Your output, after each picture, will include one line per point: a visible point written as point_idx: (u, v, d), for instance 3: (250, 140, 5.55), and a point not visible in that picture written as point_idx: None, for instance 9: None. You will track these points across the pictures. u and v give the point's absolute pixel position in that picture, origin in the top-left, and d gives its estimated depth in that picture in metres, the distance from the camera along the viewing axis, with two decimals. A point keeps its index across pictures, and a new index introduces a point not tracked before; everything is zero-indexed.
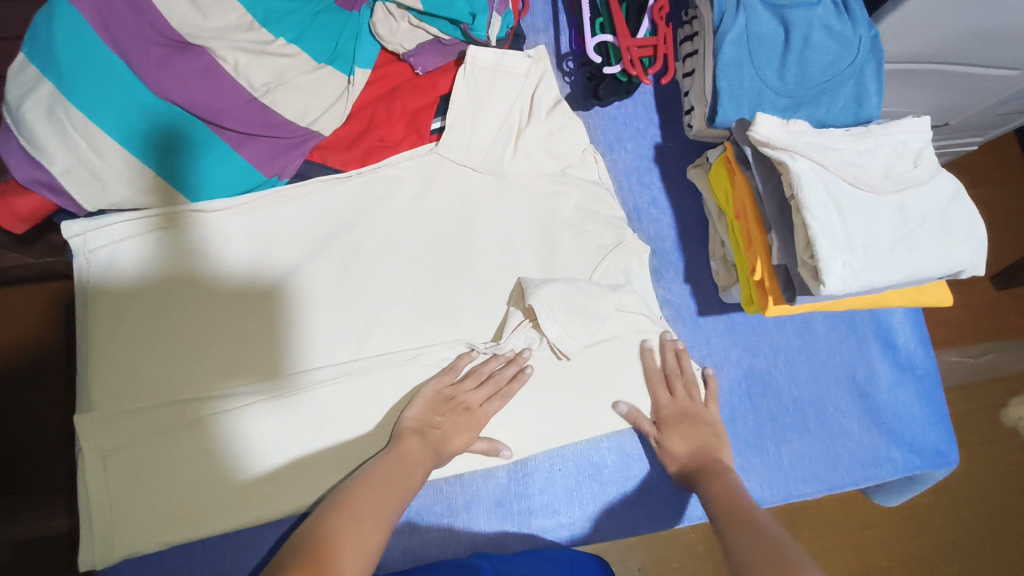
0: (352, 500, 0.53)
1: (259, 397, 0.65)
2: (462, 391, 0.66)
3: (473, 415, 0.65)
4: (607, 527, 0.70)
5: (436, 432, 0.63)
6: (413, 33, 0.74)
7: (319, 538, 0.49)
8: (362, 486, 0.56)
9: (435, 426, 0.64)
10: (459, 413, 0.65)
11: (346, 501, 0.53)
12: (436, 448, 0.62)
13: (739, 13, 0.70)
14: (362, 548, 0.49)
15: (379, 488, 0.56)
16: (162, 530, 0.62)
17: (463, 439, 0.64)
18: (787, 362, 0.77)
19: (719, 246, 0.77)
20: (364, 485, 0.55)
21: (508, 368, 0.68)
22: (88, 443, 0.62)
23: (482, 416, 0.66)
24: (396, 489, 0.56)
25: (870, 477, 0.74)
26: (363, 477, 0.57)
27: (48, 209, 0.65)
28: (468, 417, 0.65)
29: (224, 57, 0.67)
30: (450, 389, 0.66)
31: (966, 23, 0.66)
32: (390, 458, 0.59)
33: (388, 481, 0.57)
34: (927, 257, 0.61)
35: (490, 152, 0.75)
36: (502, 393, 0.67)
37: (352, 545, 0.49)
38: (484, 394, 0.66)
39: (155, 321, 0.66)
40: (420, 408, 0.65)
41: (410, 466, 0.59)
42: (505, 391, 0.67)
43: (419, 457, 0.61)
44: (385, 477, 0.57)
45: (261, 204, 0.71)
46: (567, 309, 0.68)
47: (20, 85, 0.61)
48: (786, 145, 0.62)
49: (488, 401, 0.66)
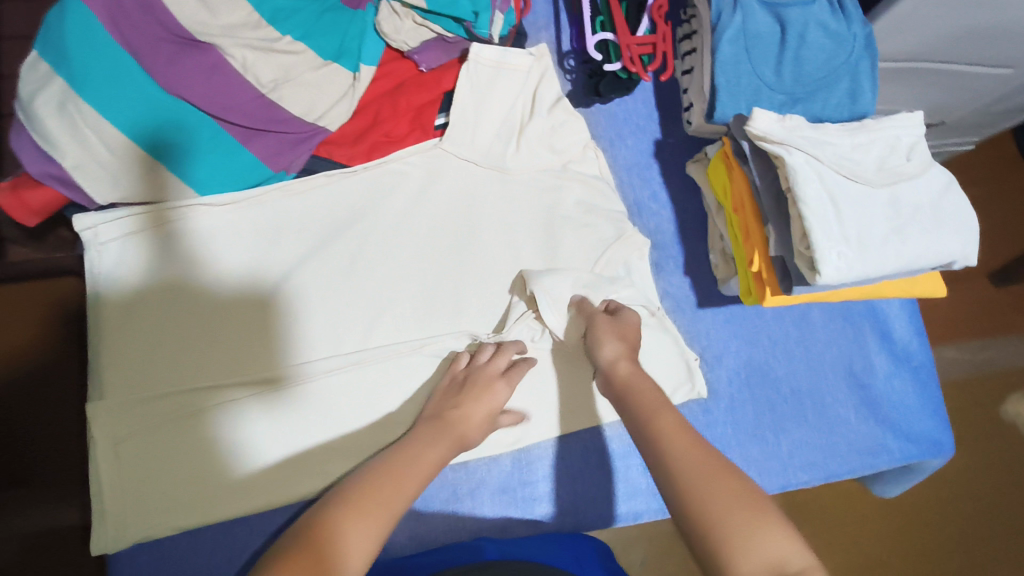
0: (362, 485, 0.54)
1: (267, 387, 0.66)
2: (476, 368, 0.66)
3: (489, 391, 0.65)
4: (609, 514, 0.71)
5: (453, 413, 0.63)
6: (418, 30, 0.76)
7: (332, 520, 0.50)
8: (373, 470, 0.56)
9: (451, 408, 0.64)
10: (475, 388, 0.65)
11: (355, 483, 0.55)
12: (455, 439, 0.62)
13: (736, 11, 0.71)
14: (369, 526, 0.51)
15: (391, 472, 0.56)
16: (171, 517, 0.63)
17: (479, 420, 0.64)
18: (785, 354, 0.78)
19: (719, 240, 0.78)
20: (378, 470, 0.56)
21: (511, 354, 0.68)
22: (100, 431, 0.63)
23: (504, 385, 0.66)
24: (409, 467, 0.57)
25: (866, 467, 0.76)
26: (377, 464, 0.57)
27: (60, 203, 0.66)
28: (487, 390, 0.65)
29: (231, 54, 0.68)
30: (464, 372, 0.67)
31: (960, 21, 0.68)
32: (406, 445, 0.60)
33: (402, 464, 0.57)
34: (919, 248, 0.62)
35: (492, 147, 0.77)
36: (510, 378, 0.66)
37: (362, 525, 0.51)
38: (502, 364, 0.67)
39: (165, 312, 0.67)
40: (440, 397, 0.65)
41: (427, 450, 0.59)
42: (518, 364, 0.68)
43: (433, 440, 0.60)
44: (395, 461, 0.57)
45: (267, 198, 0.72)
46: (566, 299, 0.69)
47: (32, 82, 0.62)
48: (782, 139, 0.64)
49: (509, 371, 0.67)
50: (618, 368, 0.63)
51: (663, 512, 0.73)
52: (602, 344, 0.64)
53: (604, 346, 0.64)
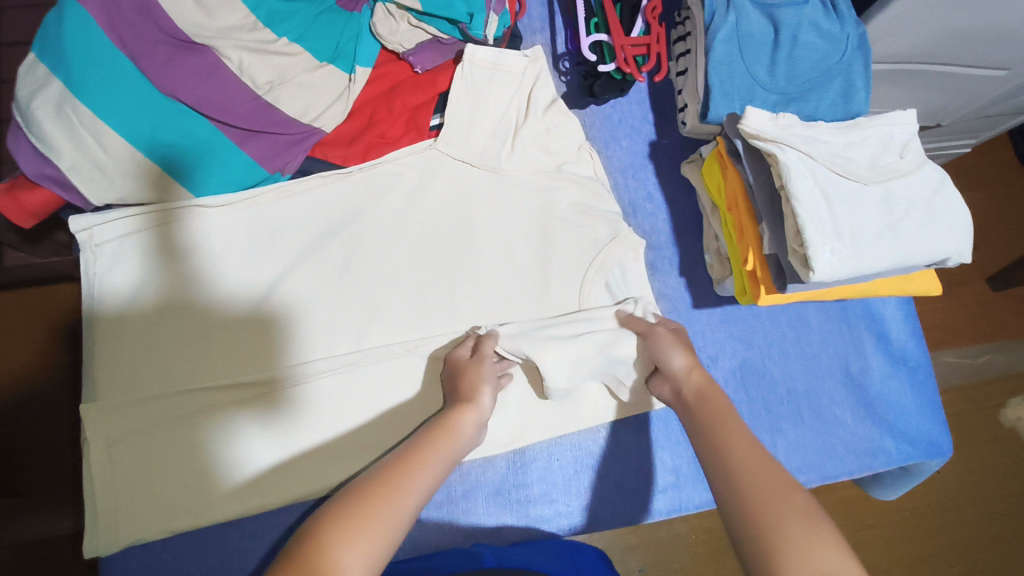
0: (349, 509, 0.46)
1: (263, 388, 0.66)
2: (458, 351, 0.67)
3: (478, 373, 0.64)
4: (605, 518, 0.71)
5: (462, 386, 0.63)
6: (413, 32, 0.77)
7: (316, 550, 0.42)
8: (351, 491, 0.48)
9: (460, 381, 0.64)
10: (473, 366, 0.65)
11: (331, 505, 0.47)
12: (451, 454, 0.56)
13: (729, 12, 0.72)
14: (362, 547, 0.44)
15: (379, 489, 0.49)
16: (164, 519, 0.63)
17: (474, 413, 0.61)
18: (781, 354, 0.78)
19: (713, 240, 0.78)
20: (363, 490, 0.48)
21: (482, 343, 0.67)
22: (93, 433, 0.63)
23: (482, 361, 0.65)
24: (406, 482, 0.50)
25: (865, 468, 0.75)
26: (363, 481, 0.50)
27: (56, 204, 0.66)
28: (479, 369, 0.64)
29: (228, 56, 0.69)
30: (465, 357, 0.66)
31: (953, 23, 0.68)
32: (399, 460, 0.53)
33: (396, 479, 0.50)
34: (913, 244, 0.62)
35: (488, 148, 0.77)
36: (483, 356, 0.66)
37: (357, 549, 0.43)
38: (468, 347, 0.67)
39: (160, 313, 0.67)
40: (447, 407, 0.62)
41: (427, 468, 0.53)
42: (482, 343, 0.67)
43: (427, 455, 0.54)
44: (384, 482, 0.49)
45: (263, 199, 0.72)
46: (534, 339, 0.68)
47: (30, 84, 0.62)
48: (775, 137, 0.64)
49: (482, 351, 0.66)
50: (692, 377, 0.63)
51: (714, 502, 0.73)
52: (671, 356, 0.65)
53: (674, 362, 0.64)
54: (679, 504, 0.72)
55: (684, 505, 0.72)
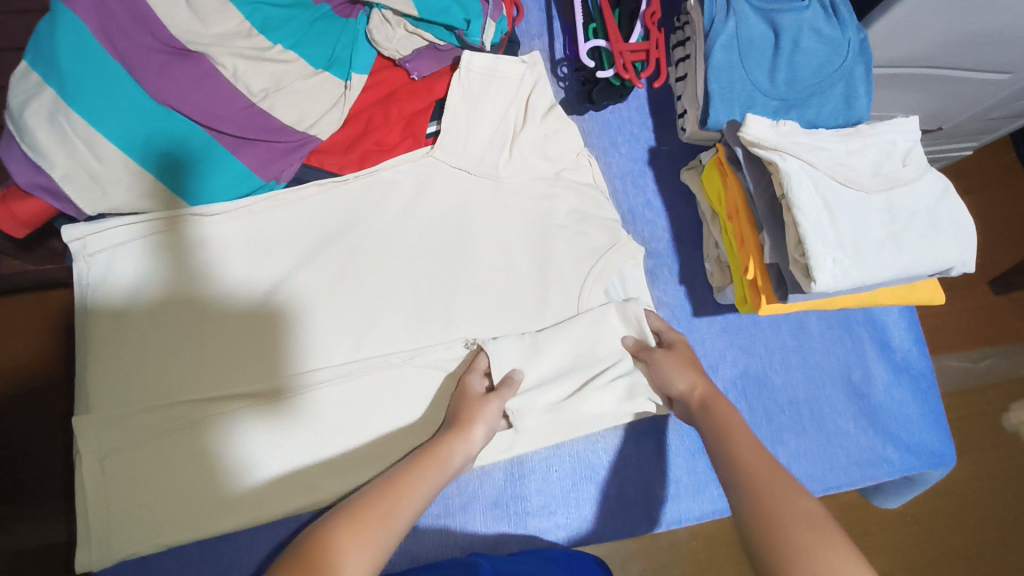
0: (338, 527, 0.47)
1: (259, 399, 0.65)
2: (471, 377, 0.66)
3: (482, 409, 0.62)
4: (605, 529, 0.70)
5: (462, 417, 0.61)
6: (410, 39, 0.76)
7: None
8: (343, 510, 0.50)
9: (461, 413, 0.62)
10: (477, 404, 0.63)
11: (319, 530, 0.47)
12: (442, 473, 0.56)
13: (729, 18, 0.71)
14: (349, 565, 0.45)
15: (366, 514, 0.49)
16: (157, 533, 0.62)
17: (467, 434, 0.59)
18: (783, 363, 0.77)
19: (713, 248, 0.78)
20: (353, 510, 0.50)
21: (474, 359, 0.68)
22: (86, 445, 0.62)
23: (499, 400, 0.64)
24: (392, 510, 0.50)
25: (867, 477, 0.74)
26: (350, 505, 0.50)
27: (49, 214, 0.65)
28: (484, 407, 0.62)
29: (222, 63, 0.68)
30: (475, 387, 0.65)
31: (955, 28, 0.67)
32: (385, 486, 0.53)
33: (387, 499, 0.51)
34: (916, 254, 0.61)
35: (484, 156, 0.76)
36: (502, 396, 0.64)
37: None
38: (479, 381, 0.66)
39: (154, 323, 0.67)
40: (442, 429, 0.61)
41: (412, 493, 0.53)
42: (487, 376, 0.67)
43: (413, 483, 0.54)
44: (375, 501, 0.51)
45: (258, 208, 0.72)
46: (529, 354, 0.68)
47: (22, 93, 0.61)
48: (775, 145, 0.63)
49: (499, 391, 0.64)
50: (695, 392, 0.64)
51: (730, 509, 0.73)
52: (668, 370, 0.65)
53: (678, 378, 0.65)
54: (679, 516, 0.71)
55: (685, 517, 0.72)
